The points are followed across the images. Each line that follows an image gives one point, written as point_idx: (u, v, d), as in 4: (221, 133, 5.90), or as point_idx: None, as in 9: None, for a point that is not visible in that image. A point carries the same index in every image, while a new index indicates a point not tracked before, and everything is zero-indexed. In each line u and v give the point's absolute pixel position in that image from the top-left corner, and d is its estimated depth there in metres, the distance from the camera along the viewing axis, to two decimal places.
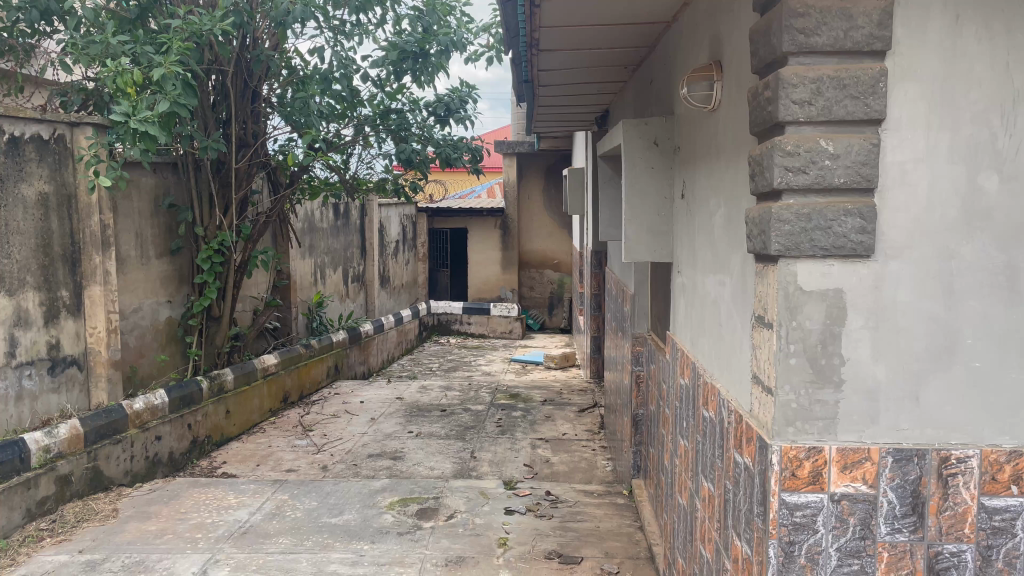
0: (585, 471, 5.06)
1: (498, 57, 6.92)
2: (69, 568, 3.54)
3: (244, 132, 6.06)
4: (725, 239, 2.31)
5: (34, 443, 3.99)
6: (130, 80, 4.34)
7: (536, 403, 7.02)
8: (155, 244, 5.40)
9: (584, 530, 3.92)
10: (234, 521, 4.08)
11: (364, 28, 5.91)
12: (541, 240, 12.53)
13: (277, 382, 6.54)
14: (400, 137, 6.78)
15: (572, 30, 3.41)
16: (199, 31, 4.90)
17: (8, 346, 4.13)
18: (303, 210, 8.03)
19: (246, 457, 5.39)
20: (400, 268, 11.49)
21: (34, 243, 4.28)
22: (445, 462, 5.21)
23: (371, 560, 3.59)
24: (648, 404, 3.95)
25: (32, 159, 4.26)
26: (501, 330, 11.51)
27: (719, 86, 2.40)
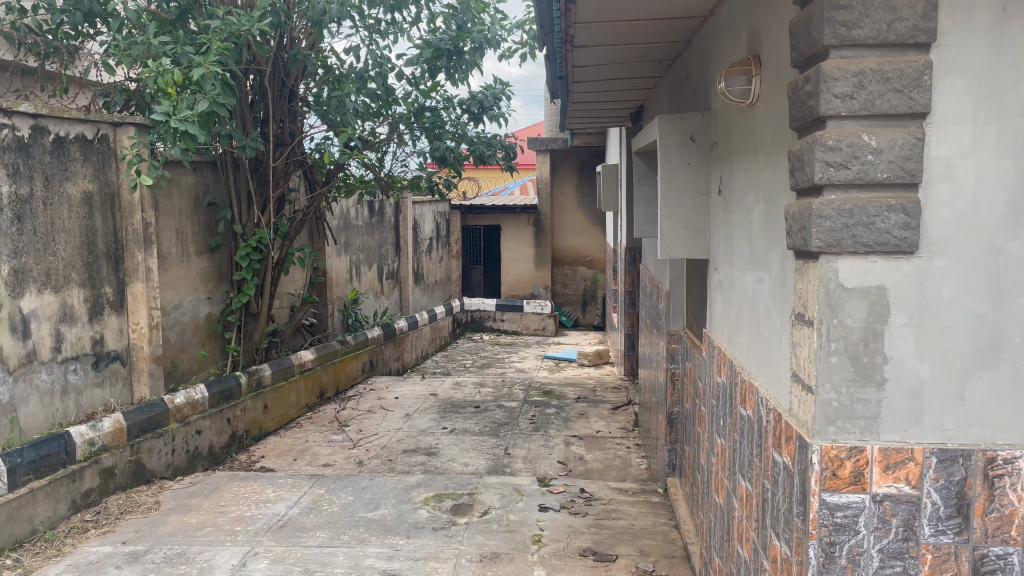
0: (619, 468, 5.04)
1: (531, 54, 6.91)
2: (113, 559, 3.62)
3: (281, 131, 6.12)
4: (764, 235, 2.28)
5: (79, 436, 4.09)
6: (171, 81, 4.42)
7: (570, 400, 7.01)
8: (195, 241, 5.49)
9: (618, 528, 3.91)
10: (272, 514, 4.15)
11: (399, 26, 5.94)
12: (574, 236, 12.51)
13: (313, 378, 6.62)
14: (434, 135, 6.82)
15: (608, 25, 3.40)
16: (238, 31, 4.96)
17: (55, 341, 4.24)
18: (338, 208, 8.11)
19: (284, 452, 5.46)
20: (434, 265, 11.54)
21: (79, 241, 4.38)
22: (479, 459, 5.23)
23: (406, 555, 3.61)
24: (683, 401, 3.93)
25: (76, 158, 4.36)
26: (534, 328, 11.51)
27: (757, 80, 2.37)
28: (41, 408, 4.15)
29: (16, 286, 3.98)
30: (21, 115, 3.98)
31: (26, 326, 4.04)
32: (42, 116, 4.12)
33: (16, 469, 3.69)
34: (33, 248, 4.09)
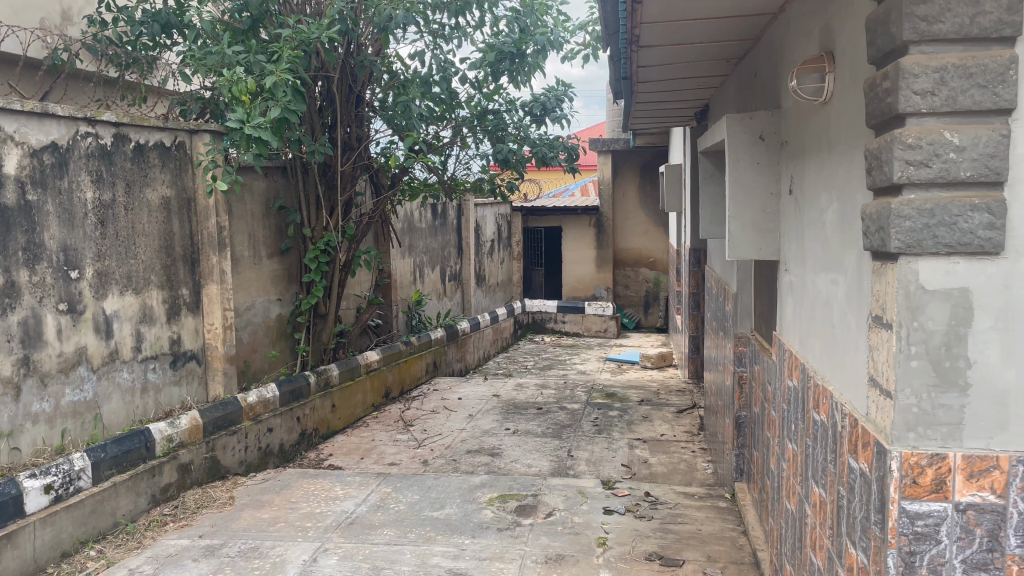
0: (684, 473, 4.99)
1: (594, 55, 6.88)
2: (190, 552, 3.75)
3: (348, 136, 6.25)
4: (838, 236, 2.23)
5: (159, 433, 4.25)
6: (245, 89, 4.55)
7: (634, 403, 6.96)
8: (266, 245, 5.65)
9: (685, 533, 3.86)
10: (341, 511, 4.23)
11: (463, 30, 5.99)
12: (636, 238, 12.42)
13: (379, 378, 6.72)
14: (496, 138, 6.85)
15: (674, 25, 3.37)
16: (308, 39, 5.09)
17: (136, 341, 4.41)
18: (403, 210, 8.23)
19: (351, 450, 5.56)
20: (496, 267, 11.59)
21: (158, 244, 4.55)
22: (542, 460, 5.23)
23: (472, 555, 3.64)
24: (752, 405, 3.86)
25: (155, 164, 4.52)
26: (596, 329, 11.47)
27: (831, 77, 2.32)
28: (123, 405, 4.33)
29: (100, 288, 4.16)
30: (104, 124, 4.15)
31: (109, 325, 4.22)
32: (124, 124, 4.29)
33: (100, 464, 3.86)
34: (116, 250, 4.26)
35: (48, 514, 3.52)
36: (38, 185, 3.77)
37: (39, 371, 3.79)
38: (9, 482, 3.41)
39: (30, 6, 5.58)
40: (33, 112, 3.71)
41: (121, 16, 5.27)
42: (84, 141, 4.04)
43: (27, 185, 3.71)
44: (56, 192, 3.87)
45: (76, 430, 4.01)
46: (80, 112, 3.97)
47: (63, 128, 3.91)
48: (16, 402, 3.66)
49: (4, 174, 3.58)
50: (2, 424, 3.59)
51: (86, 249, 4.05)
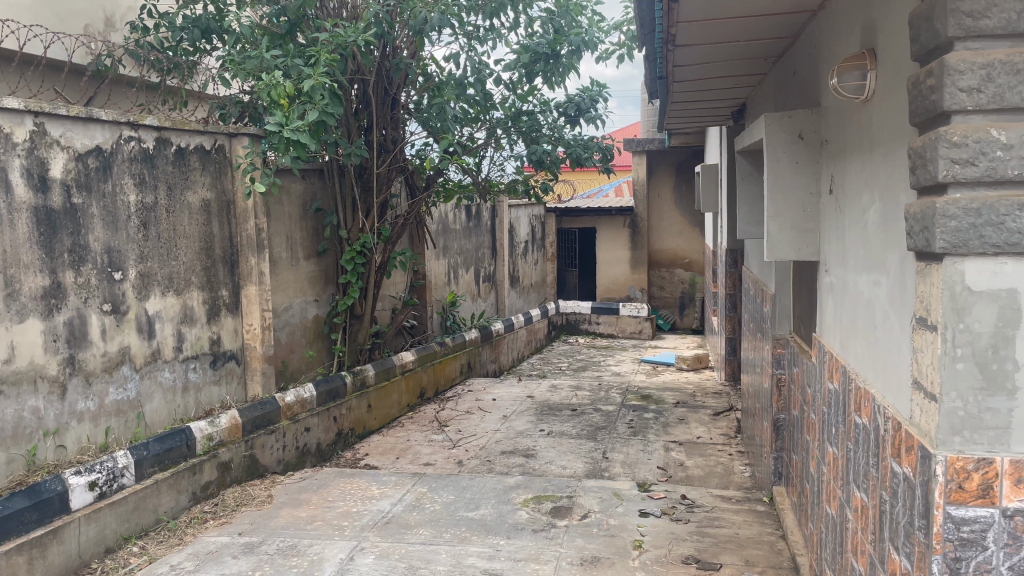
0: (721, 475, 4.94)
1: (629, 55, 6.84)
2: (230, 548, 3.81)
3: (384, 138, 6.30)
4: (881, 237, 2.19)
5: (199, 432, 4.33)
6: (283, 92, 4.60)
7: (669, 405, 6.91)
8: (304, 247, 5.72)
9: (722, 536, 3.83)
10: (377, 511, 4.26)
11: (497, 32, 6.00)
12: (672, 239, 12.34)
13: (414, 379, 6.76)
14: (531, 139, 6.85)
15: (711, 23, 3.33)
16: (344, 43, 5.13)
17: (177, 341, 4.49)
18: (437, 212, 8.28)
19: (387, 450, 5.60)
20: (530, 268, 11.59)
21: (198, 246, 4.63)
22: (577, 462, 5.22)
23: (507, 555, 3.65)
24: (791, 408, 3.81)
25: (196, 168, 4.60)
26: (631, 331, 11.41)
27: (873, 75, 2.28)
28: (164, 404, 4.42)
29: (143, 289, 4.24)
30: (146, 128, 4.23)
31: (151, 326, 4.30)
32: (165, 128, 4.37)
33: (142, 462, 3.94)
34: (157, 252, 4.34)
35: (92, 510, 3.60)
36: (83, 188, 3.86)
37: (84, 370, 3.87)
38: (55, 478, 3.49)
39: (75, 13, 5.72)
40: (78, 116, 3.80)
41: (162, 22, 5.38)
42: (127, 145, 4.12)
43: (72, 188, 3.79)
44: (100, 195, 3.95)
45: (119, 429, 4.10)
46: (123, 116, 4.05)
47: (107, 133, 4.00)
48: (62, 400, 3.75)
49: (50, 178, 3.67)
50: (48, 422, 3.68)
51: (129, 251, 4.13)
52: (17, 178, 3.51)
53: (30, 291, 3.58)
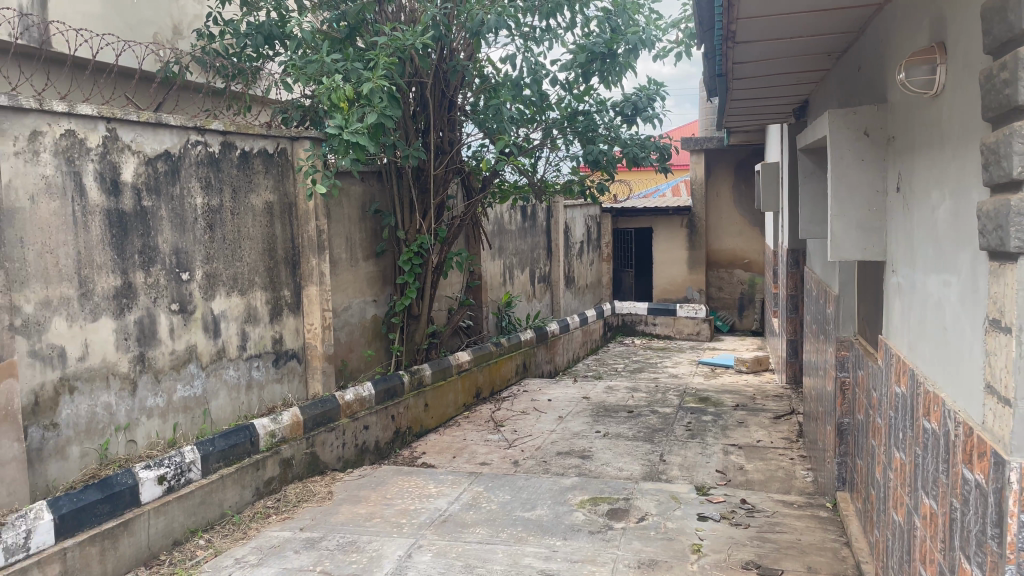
0: (782, 480, 4.84)
1: (687, 52, 6.74)
2: (292, 543, 3.89)
3: (441, 140, 6.36)
4: (951, 236, 2.13)
5: (262, 429, 4.44)
6: (343, 96, 4.67)
7: (729, 407, 6.80)
8: (363, 247, 5.81)
9: (783, 542, 3.75)
10: (434, 509, 4.30)
11: (554, 32, 5.99)
12: (730, 238, 12.15)
13: (470, 378, 6.80)
14: (587, 139, 6.83)
15: (774, 18, 3.27)
16: (403, 46, 5.19)
17: (242, 340, 4.61)
18: (493, 213, 8.32)
19: (444, 449, 5.65)
20: (586, 269, 11.55)
21: (261, 247, 4.74)
22: (634, 464, 5.18)
23: (564, 556, 3.64)
24: (855, 412, 3.71)
25: (259, 171, 4.72)
26: (688, 332, 11.28)
27: (943, 69, 2.21)
28: (229, 401, 4.54)
29: (209, 289, 4.36)
30: (212, 132, 4.35)
31: (217, 325, 4.43)
32: (230, 132, 4.49)
33: (208, 457, 4.05)
34: (223, 253, 4.46)
35: (161, 503, 3.72)
36: (152, 191, 3.99)
37: (153, 368, 4.01)
38: (126, 472, 3.62)
39: (144, 22, 5.92)
40: (148, 122, 3.93)
41: (226, 29, 5.53)
42: (194, 149, 4.24)
43: (142, 192, 3.92)
44: (168, 198, 4.08)
45: (186, 425, 4.23)
46: (190, 121, 4.17)
47: (175, 137, 4.12)
48: (132, 397, 3.89)
49: (122, 181, 3.81)
50: (120, 417, 3.82)
51: (196, 252, 4.26)
52: (90, 182, 3.64)
53: (103, 291, 3.71)
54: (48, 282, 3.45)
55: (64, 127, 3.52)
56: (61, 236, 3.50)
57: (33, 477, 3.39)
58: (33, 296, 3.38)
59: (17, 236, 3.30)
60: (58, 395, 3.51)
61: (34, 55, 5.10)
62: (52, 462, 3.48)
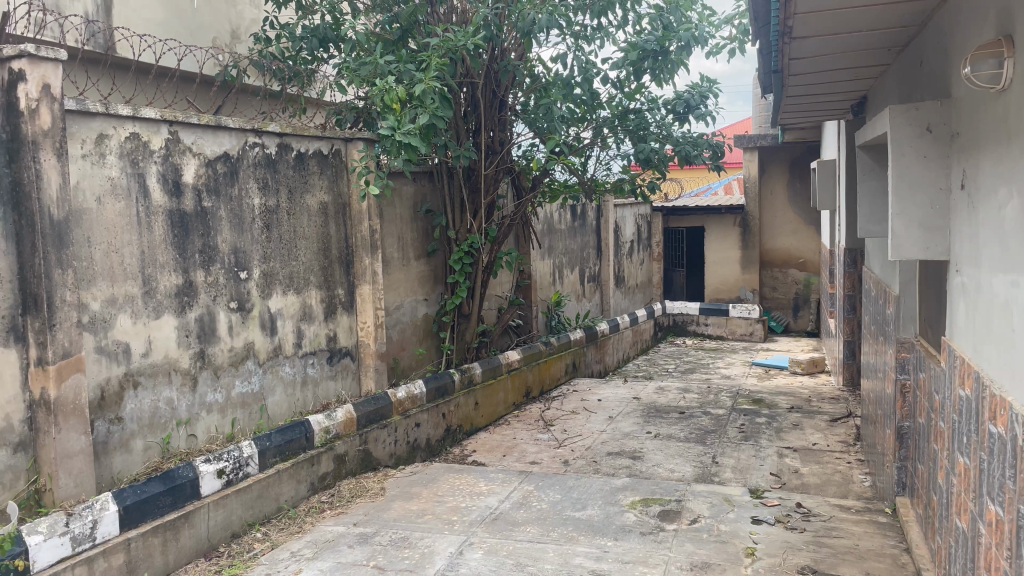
0: (839, 484, 4.74)
1: (741, 48, 6.63)
2: (347, 538, 3.96)
3: (491, 140, 6.38)
4: (1019, 235, 2.06)
5: (317, 425, 4.52)
6: (395, 97, 4.72)
7: (783, 410, 6.69)
8: (414, 247, 5.87)
9: (841, 547, 3.67)
10: (485, 507, 4.33)
11: (605, 31, 5.96)
12: (784, 237, 11.94)
13: (520, 378, 6.81)
14: (638, 137, 6.73)
15: (831, 13, 3.21)
16: (455, 47, 5.22)
17: (297, 338, 4.70)
18: (543, 212, 8.33)
19: (494, 447, 5.67)
20: (636, 269, 11.48)
21: (316, 246, 4.83)
22: (685, 465, 5.13)
23: (615, 557, 3.63)
24: (916, 415, 3.62)
25: (315, 172, 4.81)
26: (741, 333, 11.12)
27: (1010, 63, 2.13)
28: (285, 398, 4.64)
29: (266, 287, 4.46)
30: (269, 135, 4.44)
31: (274, 323, 4.52)
32: (287, 134, 4.57)
33: (266, 452, 4.15)
34: (280, 253, 4.56)
35: (220, 496, 3.81)
36: (212, 193, 4.09)
37: (213, 364, 4.12)
38: (187, 466, 3.73)
39: (204, 27, 6.07)
40: (208, 124, 4.03)
41: (283, 33, 5.66)
42: (252, 151, 4.33)
43: (202, 193, 4.03)
44: (228, 199, 4.18)
45: (244, 420, 4.34)
46: (249, 123, 4.27)
47: (234, 140, 4.22)
48: (193, 392, 4.00)
49: (183, 182, 3.91)
50: (181, 412, 3.94)
51: (253, 252, 4.35)
52: (153, 183, 3.75)
53: (165, 289, 3.82)
54: (113, 280, 3.57)
55: (129, 131, 3.64)
56: (126, 236, 3.62)
57: (99, 469, 3.51)
58: (99, 293, 3.50)
59: (85, 236, 3.42)
60: (123, 390, 3.62)
61: (101, 61, 5.28)
62: (116, 454, 3.59)
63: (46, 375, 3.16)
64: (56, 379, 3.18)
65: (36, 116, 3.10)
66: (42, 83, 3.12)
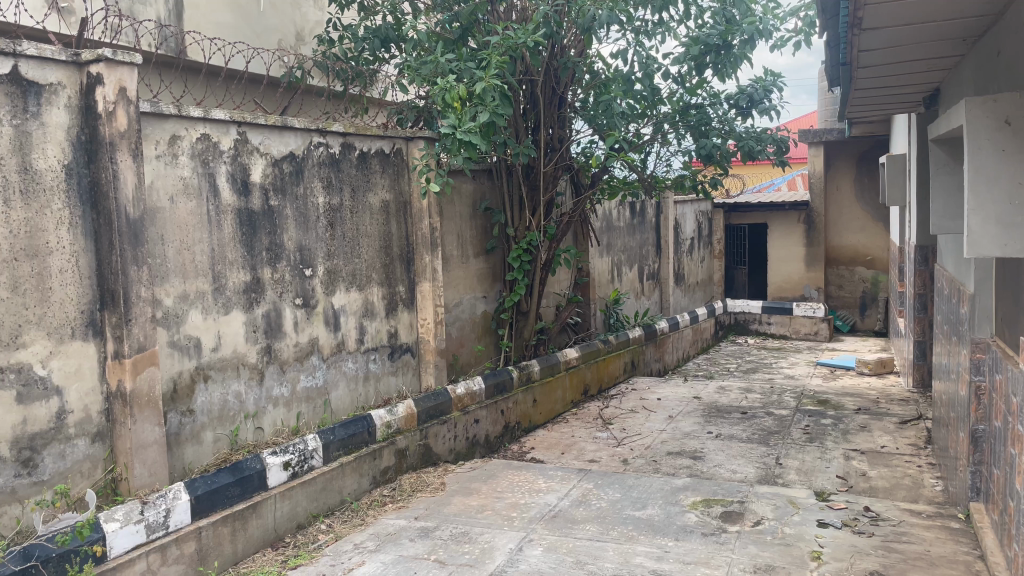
0: (909, 488, 4.59)
1: (807, 41, 6.46)
2: (408, 532, 4.01)
3: (550, 137, 6.37)
4: None
5: (379, 419, 4.59)
6: (456, 95, 4.75)
7: (850, 411, 6.51)
8: (473, 244, 5.91)
9: (911, 553, 3.56)
10: (544, 504, 4.33)
11: (666, 26, 5.89)
12: (851, 234, 11.63)
13: (579, 376, 6.80)
14: (700, 133, 6.64)
15: (904, 3, 3.13)
16: (515, 45, 5.22)
17: (360, 333, 4.78)
18: (602, 209, 8.29)
19: (552, 445, 5.67)
20: (697, 266, 11.33)
21: (378, 244, 4.90)
22: (748, 466, 5.05)
23: (676, 557, 3.59)
24: (992, 419, 3.48)
25: (377, 170, 4.88)
26: (806, 332, 10.88)
27: None
28: (348, 392, 4.72)
29: (330, 285, 4.55)
30: (333, 134, 4.52)
31: (337, 319, 4.61)
32: (350, 134, 4.65)
33: (330, 446, 4.23)
34: (343, 250, 4.64)
35: (286, 488, 3.91)
36: (279, 192, 4.19)
37: (279, 359, 4.22)
38: (255, 457, 3.83)
39: (270, 29, 6.22)
40: (275, 125, 4.13)
41: (346, 34, 5.77)
42: (317, 150, 4.42)
43: (269, 192, 4.13)
44: (293, 198, 4.27)
45: (309, 414, 4.44)
46: (314, 124, 4.35)
47: (299, 139, 4.31)
48: (261, 385, 4.11)
49: (251, 182, 4.01)
50: (249, 405, 4.05)
51: (318, 249, 4.44)
52: (223, 183, 3.86)
53: (234, 286, 3.93)
54: (185, 277, 3.69)
55: (200, 132, 3.75)
56: (197, 235, 3.73)
57: (172, 459, 3.64)
58: (172, 290, 3.62)
59: (159, 234, 3.55)
60: (194, 382, 3.75)
61: (174, 64, 5.46)
62: (188, 445, 3.72)
63: (122, 367, 3.28)
64: (132, 372, 3.30)
65: (113, 118, 3.23)
66: (118, 86, 3.24)
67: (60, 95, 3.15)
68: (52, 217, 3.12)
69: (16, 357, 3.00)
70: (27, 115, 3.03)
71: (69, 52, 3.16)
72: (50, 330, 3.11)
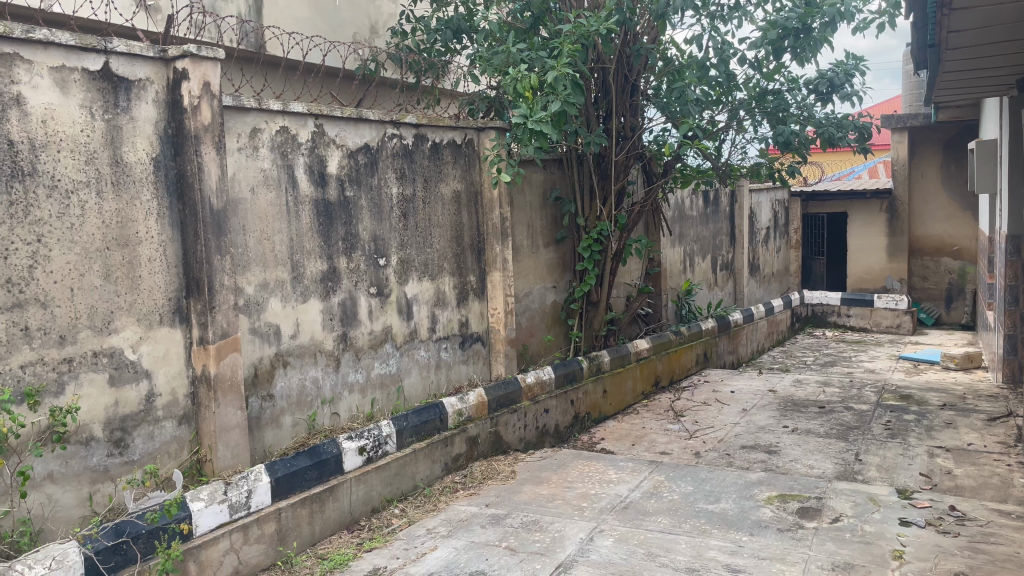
0: (998, 488, 4.40)
1: (892, 22, 6.20)
2: (479, 518, 4.05)
3: (622, 126, 6.31)
4: None
5: (451, 407, 4.65)
6: (527, 85, 4.75)
7: (934, 407, 6.27)
8: (544, 234, 5.91)
9: (998, 555, 3.41)
10: (615, 495, 4.31)
11: (743, 10, 5.75)
12: (936, 223, 11.18)
13: (649, 367, 6.74)
14: (777, 119, 6.46)
15: None
16: (587, 33, 5.15)
17: (432, 322, 4.84)
18: (675, 199, 8.18)
19: (623, 436, 5.64)
20: (772, 257, 11.06)
21: (450, 234, 4.95)
22: (826, 462, 4.92)
23: (751, 552, 3.53)
24: None
25: (448, 161, 4.93)
26: (887, 325, 10.47)
27: None
28: (421, 380, 4.80)
29: (403, 274, 4.62)
30: (406, 126, 4.58)
31: (410, 308, 4.68)
32: (423, 125, 4.70)
33: (403, 432, 4.31)
34: (416, 240, 4.70)
35: (362, 472, 4.00)
36: (354, 182, 4.27)
37: (355, 347, 4.31)
38: (332, 442, 3.93)
39: (345, 23, 6.33)
40: (351, 117, 4.20)
41: (418, 26, 5.84)
42: (390, 142, 4.49)
43: (345, 182, 4.21)
44: (368, 188, 4.35)
45: (383, 400, 4.53)
46: (388, 116, 4.42)
47: (374, 131, 4.38)
48: (337, 371, 4.21)
49: (328, 173, 4.10)
50: (326, 391, 4.15)
51: (392, 239, 4.52)
52: (301, 175, 3.96)
53: (312, 274, 4.03)
54: (266, 266, 3.80)
55: (279, 124, 3.85)
56: (276, 225, 3.84)
57: (253, 442, 3.77)
58: (253, 278, 3.74)
59: (240, 225, 3.67)
60: (273, 368, 3.87)
61: (254, 58, 5.62)
62: (268, 429, 3.85)
63: (207, 353, 3.41)
64: (216, 357, 3.42)
65: (197, 112, 3.34)
66: (202, 81, 3.35)
67: (148, 90, 3.27)
68: (141, 209, 3.25)
69: (109, 341, 3.15)
70: (118, 109, 3.16)
71: (157, 49, 3.27)
72: (140, 317, 3.25)
